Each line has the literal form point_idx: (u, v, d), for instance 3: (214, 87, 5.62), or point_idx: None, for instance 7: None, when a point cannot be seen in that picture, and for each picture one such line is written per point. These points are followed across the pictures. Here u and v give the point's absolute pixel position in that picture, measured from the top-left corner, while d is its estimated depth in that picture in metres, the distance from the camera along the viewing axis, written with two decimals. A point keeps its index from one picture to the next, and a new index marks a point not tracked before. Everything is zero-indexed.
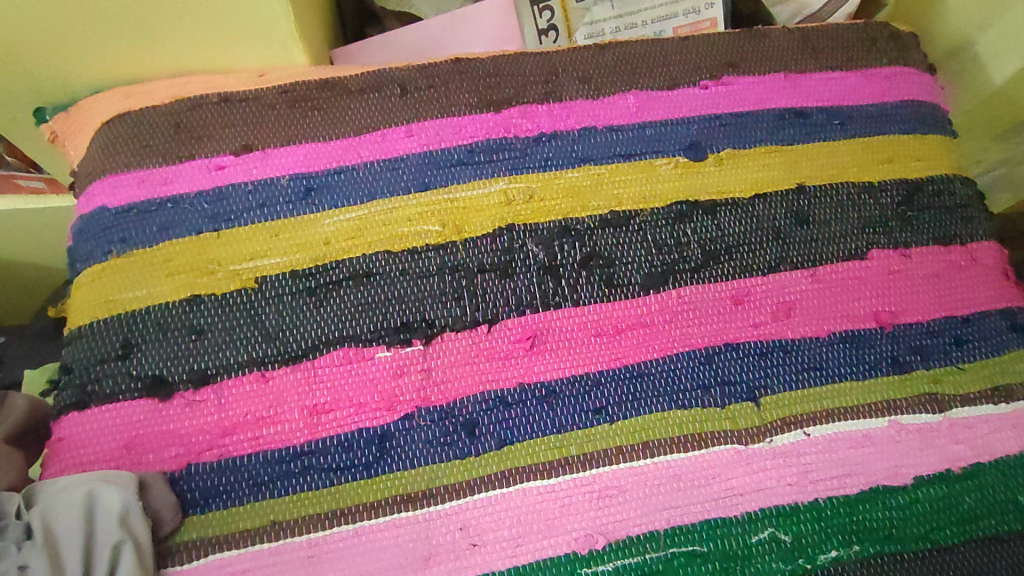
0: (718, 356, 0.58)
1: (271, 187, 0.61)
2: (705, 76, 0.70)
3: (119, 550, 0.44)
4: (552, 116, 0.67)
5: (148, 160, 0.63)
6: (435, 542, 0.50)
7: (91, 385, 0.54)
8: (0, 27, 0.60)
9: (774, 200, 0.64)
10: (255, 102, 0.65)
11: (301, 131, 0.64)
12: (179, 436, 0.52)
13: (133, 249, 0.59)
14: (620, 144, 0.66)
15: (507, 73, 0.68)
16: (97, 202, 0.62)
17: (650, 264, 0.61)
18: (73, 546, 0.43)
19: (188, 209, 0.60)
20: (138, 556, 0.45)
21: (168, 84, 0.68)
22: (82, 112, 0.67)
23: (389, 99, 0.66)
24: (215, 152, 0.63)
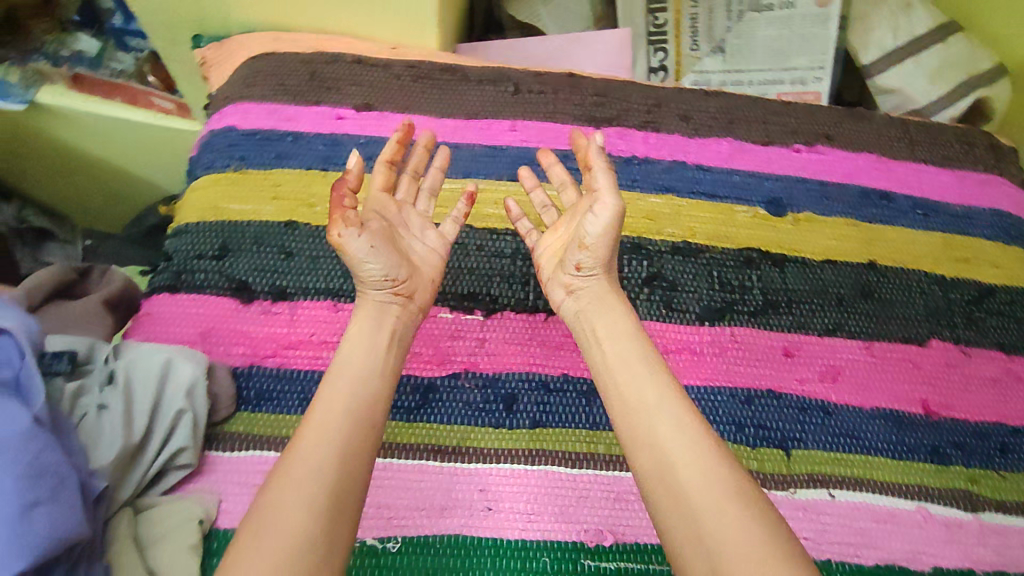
0: (759, 399, 0.59)
1: (381, 145, 0.67)
2: (800, 141, 0.72)
3: (180, 417, 0.49)
4: (646, 143, 0.70)
5: (280, 97, 0.70)
6: (454, 496, 0.52)
7: (184, 274, 0.59)
8: None
9: (844, 269, 0.66)
10: (384, 70, 0.72)
11: (418, 102, 0.70)
12: (250, 338, 0.56)
13: (249, 168, 0.65)
14: (704, 184, 0.69)
15: (614, 96, 0.73)
16: (228, 122, 0.69)
17: (711, 299, 0.62)
18: (145, 401, 0.47)
19: (306, 145, 0.67)
20: (194, 427, 0.49)
21: (312, 39, 0.75)
22: (232, 45, 0.77)
23: (502, 94, 0.72)
24: (338, 104, 0.70)
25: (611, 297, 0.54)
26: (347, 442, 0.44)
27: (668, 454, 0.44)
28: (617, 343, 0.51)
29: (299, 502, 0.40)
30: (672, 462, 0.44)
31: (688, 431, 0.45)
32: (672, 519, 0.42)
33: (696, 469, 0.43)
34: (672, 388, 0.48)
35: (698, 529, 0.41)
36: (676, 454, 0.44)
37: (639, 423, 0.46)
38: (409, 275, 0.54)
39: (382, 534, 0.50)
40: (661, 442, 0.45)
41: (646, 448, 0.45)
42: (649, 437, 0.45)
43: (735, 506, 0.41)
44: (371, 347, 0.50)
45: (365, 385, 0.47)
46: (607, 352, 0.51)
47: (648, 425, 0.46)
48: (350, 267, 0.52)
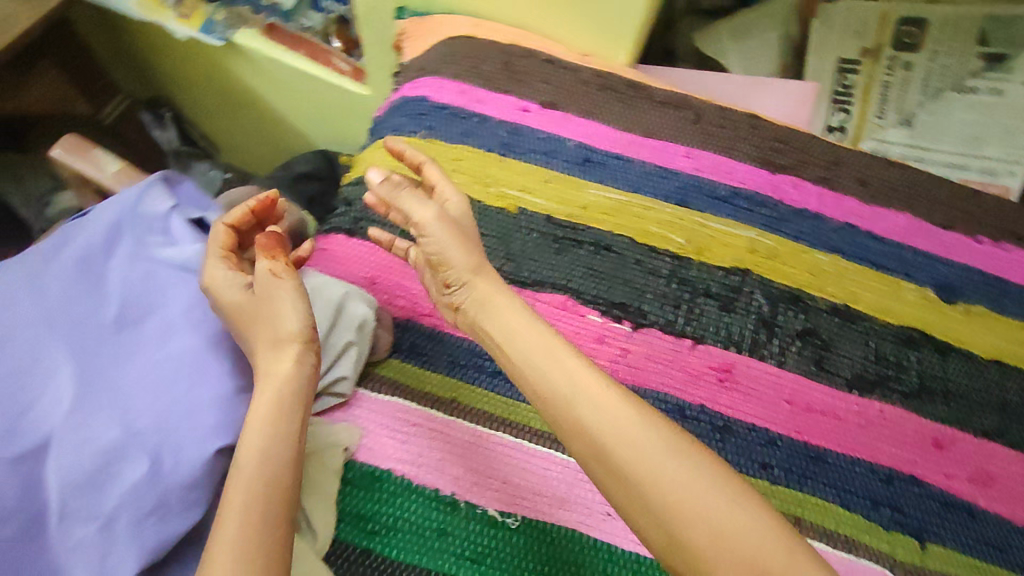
0: (899, 482, 0.55)
1: (559, 144, 0.70)
2: (982, 232, 0.69)
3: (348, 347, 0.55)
4: (820, 199, 0.69)
5: (472, 79, 0.74)
6: (577, 493, 0.52)
7: (362, 222, 0.65)
8: None
9: (1015, 375, 0.62)
10: (574, 74, 0.74)
11: (601, 111, 0.72)
12: (412, 295, 0.62)
13: (435, 137, 0.69)
14: (874, 253, 0.67)
15: (794, 146, 0.73)
16: (422, 92, 0.73)
17: (863, 369, 0.60)
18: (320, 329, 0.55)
19: (489, 129, 0.70)
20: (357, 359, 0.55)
21: (510, 31, 0.79)
22: (434, 23, 0.81)
23: (683, 121, 0.73)
24: (526, 97, 0.72)
25: (497, 297, 0.49)
26: (255, 454, 0.41)
27: (631, 454, 0.39)
28: (516, 330, 0.47)
29: (242, 506, 0.39)
30: (643, 477, 0.38)
31: (614, 415, 0.41)
32: (652, 531, 0.38)
33: (656, 472, 0.38)
34: (601, 385, 0.42)
35: (679, 540, 0.37)
36: (620, 459, 0.39)
37: (591, 437, 0.41)
38: (284, 310, 0.47)
39: (502, 509, 0.52)
40: (618, 455, 0.39)
41: (608, 476, 0.40)
42: (607, 464, 0.40)
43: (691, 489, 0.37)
44: (273, 382, 0.44)
45: (269, 390, 0.44)
46: (531, 371, 0.45)
47: (605, 451, 0.40)
48: (270, 320, 0.47)
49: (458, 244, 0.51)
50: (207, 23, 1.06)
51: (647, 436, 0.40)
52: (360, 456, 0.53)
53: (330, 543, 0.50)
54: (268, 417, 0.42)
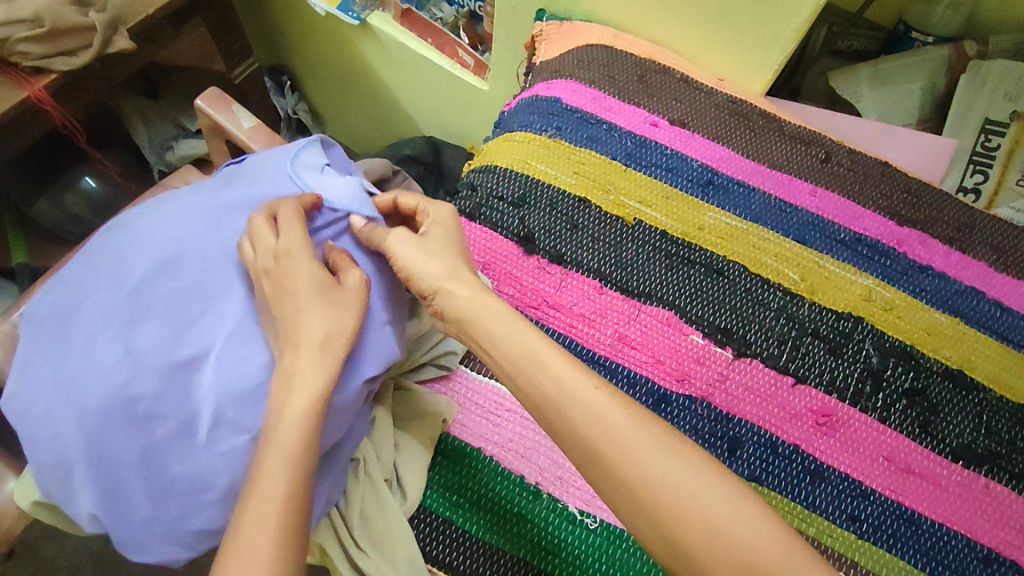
0: (997, 565, 0.53)
1: (683, 162, 0.70)
2: None
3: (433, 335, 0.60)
4: (947, 259, 0.67)
5: (605, 87, 0.75)
6: None
7: (483, 208, 0.67)
8: None
9: None
10: (707, 97, 0.75)
11: (728, 137, 0.73)
12: (522, 285, 0.63)
13: (562, 138, 0.71)
14: (999, 323, 0.64)
15: (925, 200, 0.70)
16: (555, 93, 0.75)
17: (973, 441, 0.57)
18: None
19: (616, 138, 0.71)
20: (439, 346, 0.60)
21: (646, 46, 0.80)
22: (572, 29, 0.84)
23: (810, 158, 0.72)
24: (656, 112, 0.73)
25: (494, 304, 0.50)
26: (302, 430, 0.43)
27: (634, 465, 0.40)
28: (543, 359, 0.46)
29: (282, 470, 0.42)
30: (669, 514, 0.39)
31: (642, 448, 0.41)
32: (646, 528, 0.40)
33: (688, 502, 0.39)
34: (629, 415, 0.42)
35: (683, 553, 0.39)
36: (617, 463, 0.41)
37: (611, 467, 0.41)
38: (322, 309, 0.48)
39: (583, 507, 0.52)
40: (647, 488, 0.40)
41: (629, 507, 0.40)
42: (631, 495, 0.40)
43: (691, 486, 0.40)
44: (312, 374, 0.45)
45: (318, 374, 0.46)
46: (556, 394, 0.44)
47: (632, 486, 0.40)
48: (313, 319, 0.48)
49: (428, 252, 0.53)
50: (346, 3, 1.11)
51: (673, 467, 0.40)
52: (454, 429, 0.56)
53: (417, 505, 0.52)
54: (307, 399, 0.44)
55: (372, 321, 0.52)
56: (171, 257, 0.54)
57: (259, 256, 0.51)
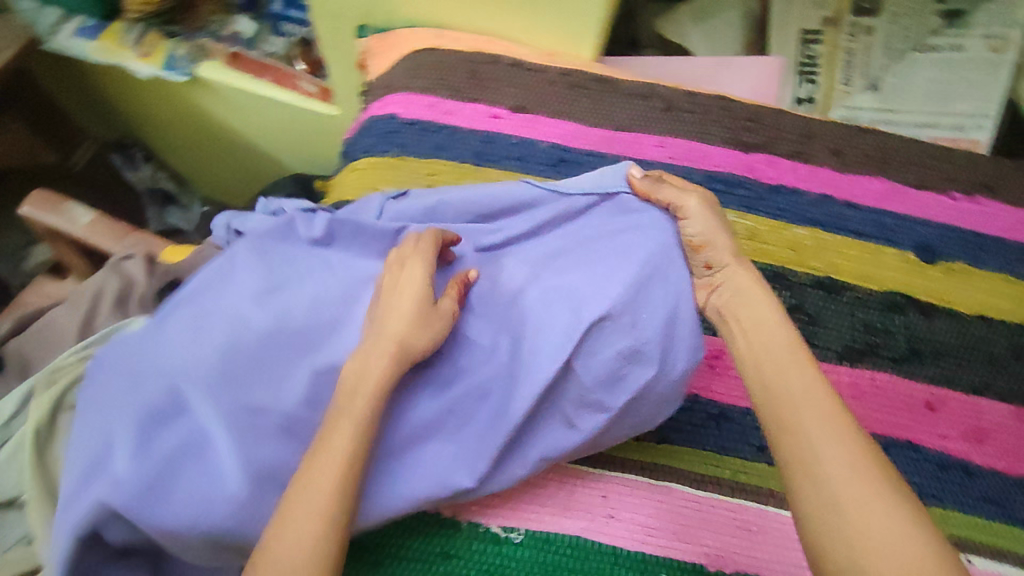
0: (895, 449, 0.57)
1: (531, 147, 0.69)
2: (957, 189, 0.70)
3: None
4: (796, 173, 0.69)
5: (439, 91, 0.73)
6: (578, 498, 0.54)
7: None
8: None
9: (996, 327, 0.63)
10: (540, 75, 0.74)
11: (569, 110, 0.72)
12: None
13: (407, 155, 0.69)
14: (853, 221, 0.67)
15: (765, 122, 0.72)
16: (390, 109, 0.73)
17: (852, 339, 0.61)
18: None
19: (459, 140, 0.69)
20: None
21: (472, 38, 0.78)
22: (395, 38, 0.80)
23: (653, 110, 0.72)
24: (495, 103, 0.72)
25: (752, 287, 0.48)
26: (348, 440, 0.41)
27: (815, 451, 0.38)
28: (781, 381, 0.42)
29: (329, 484, 0.39)
30: (841, 497, 0.36)
31: (839, 449, 0.37)
32: (807, 501, 0.37)
33: (862, 501, 0.35)
34: (823, 425, 0.39)
35: (838, 535, 0.35)
36: (818, 447, 0.38)
37: (799, 444, 0.39)
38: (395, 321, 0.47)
39: (506, 524, 0.53)
40: (829, 474, 0.37)
41: (803, 484, 0.37)
42: (811, 480, 0.37)
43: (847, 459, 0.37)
44: (378, 361, 0.45)
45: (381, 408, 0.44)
46: (773, 399, 0.42)
47: (809, 465, 0.38)
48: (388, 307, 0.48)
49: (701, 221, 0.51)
50: (170, 59, 1.03)
51: (862, 483, 0.36)
52: None
53: None
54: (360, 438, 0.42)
55: (504, 303, 0.52)
56: (350, 301, 0.52)
57: (393, 258, 0.51)
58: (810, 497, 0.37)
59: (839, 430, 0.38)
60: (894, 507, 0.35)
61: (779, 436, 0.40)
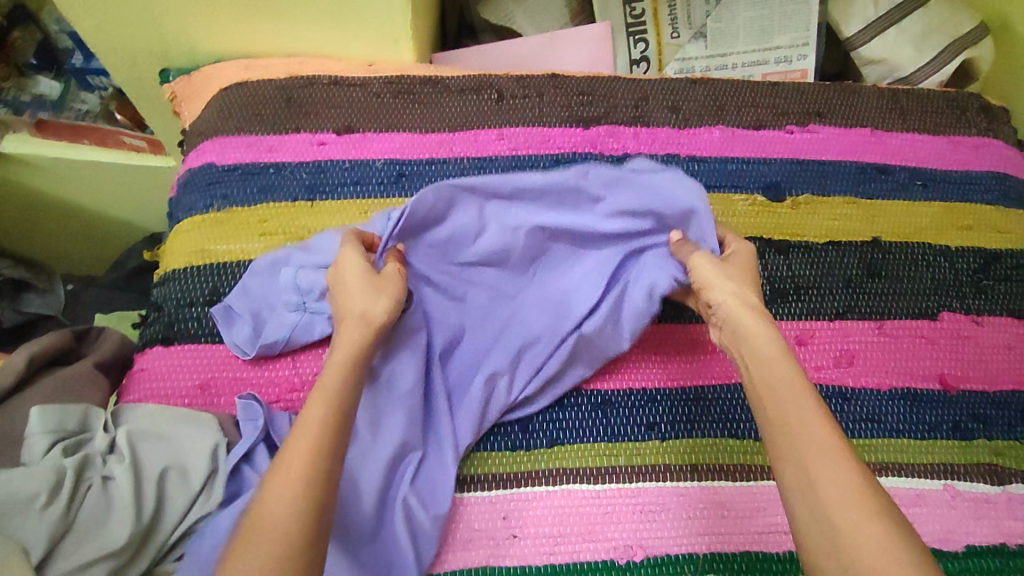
0: None
1: (366, 168, 0.65)
2: (791, 122, 0.71)
3: (165, 477, 0.47)
4: (638, 139, 0.69)
5: (256, 128, 0.66)
6: (476, 527, 0.52)
7: (178, 323, 0.57)
8: (144, 4, 0.64)
9: (847, 250, 0.65)
10: (361, 89, 0.68)
11: (400, 120, 0.68)
12: (252, 384, 0.55)
13: (234, 206, 0.63)
14: (700, 175, 0.67)
15: (599, 93, 0.71)
16: (206, 158, 0.65)
17: None
18: (124, 485, 0.45)
19: (288, 177, 0.64)
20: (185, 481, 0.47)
21: (283, 63, 0.71)
22: (204, 78, 0.72)
23: (486, 103, 0.69)
24: (318, 129, 0.66)
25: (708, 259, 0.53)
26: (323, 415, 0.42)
27: (797, 438, 0.40)
28: (754, 353, 0.45)
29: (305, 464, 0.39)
30: (808, 458, 0.39)
31: (805, 412, 0.41)
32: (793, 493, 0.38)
33: (824, 452, 0.39)
34: (797, 392, 0.42)
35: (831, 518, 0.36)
36: (797, 436, 0.40)
37: (784, 427, 0.40)
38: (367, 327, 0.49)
39: None
40: (814, 468, 0.38)
41: (785, 447, 0.40)
42: (791, 443, 0.40)
43: (834, 455, 0.38)
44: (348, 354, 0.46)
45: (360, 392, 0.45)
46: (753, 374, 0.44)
47: (784, 429, 0.40)
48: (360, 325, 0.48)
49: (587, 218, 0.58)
50: None
51: (825, 441, 0.39)
52: None
53: None
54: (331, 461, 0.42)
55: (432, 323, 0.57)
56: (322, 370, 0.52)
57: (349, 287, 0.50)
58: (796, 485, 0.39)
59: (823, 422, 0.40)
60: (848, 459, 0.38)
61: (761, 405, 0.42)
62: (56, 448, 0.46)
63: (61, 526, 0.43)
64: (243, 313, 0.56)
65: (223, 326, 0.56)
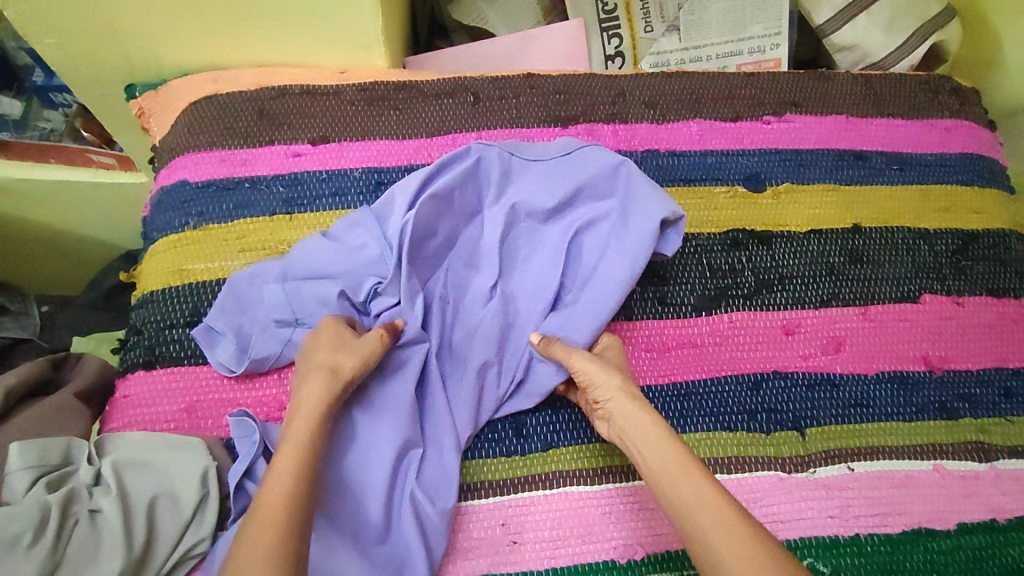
0: (766, 383, 0.59)
1: (344, 178, 0.64)
2: (768, 112, 0.71)
3: (154, 506, 0.46)
4: (616, 136, 0.69)
5: (229, 141, 0.65)
6: (476, 535, 0.51)
7: (159, 347, 0.56)
8: (104, 19, 0.62)
9: (829, 237, 0.65)
10: (335, 97, 0.67)
11: (376, 127, 0.66)
12: (239, 404, 0.54)
13: (211, 223, 0.61)
14: (680, 169, 0.67)
15: (576, 91, 0.70)
16: (179, 176, 0.64)
17: (704, 287, 0.62)
18: (112, 517, 0.44)
19: (264, 190, 0.63)
20: (176, 508, 0.46)
21: (254, 73, 0.70)
22: (172, 92, 0.70)
23: (462, 106, 0.68)
24: (293, 140, 0.65)
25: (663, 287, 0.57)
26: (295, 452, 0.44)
27: (691, 514, 0.42)
28: (642, 441, 0.47)
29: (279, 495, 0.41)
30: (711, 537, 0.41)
31: (699, 492, 0.43)
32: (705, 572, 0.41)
33: (722, 527, 0.41)
34: (685, 474, 0.44)
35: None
36: (686, 511, 0.43)
37: (677, 509, 0.43)
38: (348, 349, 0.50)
39: None
40: (710, 542, 0.41)
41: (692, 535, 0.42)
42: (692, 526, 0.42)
43: (719, 519, 0.41)
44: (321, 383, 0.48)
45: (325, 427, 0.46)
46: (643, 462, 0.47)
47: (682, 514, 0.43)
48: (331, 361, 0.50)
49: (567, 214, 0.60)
50: None
51: (721, 512, 0.42)
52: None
53: None
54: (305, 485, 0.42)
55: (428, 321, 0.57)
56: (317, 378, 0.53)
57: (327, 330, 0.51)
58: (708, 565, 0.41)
59: (698, 485, 0.43)
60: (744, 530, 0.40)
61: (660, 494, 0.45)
62: (39, 484, 0.45)
63: (49, 564, 0.41)
64: (225, 331, 0.54)
65: (223, 355, 0.54)
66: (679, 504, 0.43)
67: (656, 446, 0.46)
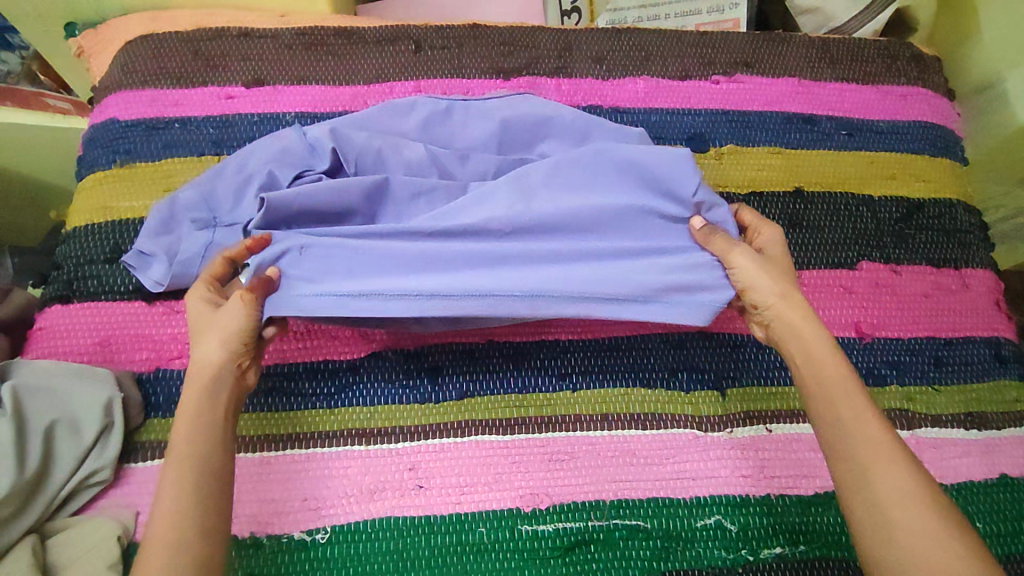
0: (689, 342, 0.58)
1: (275, 122, 0.63)
2: (717, 72, 0.69)
3: (53, 428, 0.47)
4: (559, 91, 0.67)
5: (162, 81, 0.64)
6: (384, 479, 0.51)
7: (77, 281, 0.56)
8: None
9: (769, 200, 0.64)
10: (272, 41, 0.66)
11: (314, 72, 0.65)
12: (152, 341, 0.54)
13: (137, 162, 0.61)
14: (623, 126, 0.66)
15: (523, 44, 0.69)
16: (109, 114, 0.63)
17: None
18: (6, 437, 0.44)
19: (193, 131, 0.62)
20: (74, 432, 0.48)
21: (193, 14, 0.68)
22: (109, 30, 0.68)
23: (402, 55, 0.67)
24: (226, 82, 0.64)
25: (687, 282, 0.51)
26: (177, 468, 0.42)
27: (873, 481, 0.40)
28: (814, 372, 0.46)
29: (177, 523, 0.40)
30: (870, 469, 0.41)
31: (892, 473, 0.40)
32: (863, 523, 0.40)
33: (915, 520, 0.39)
34: (879, 455, 0.41)
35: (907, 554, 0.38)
36: (875, 477, 0.40)
37: (856, 468, 0.41)
38: (212, 336, 0.46)
39: (311, 526, 0.50)
40: (882, 501, 0.40)
41: (865, 509, 0.40)
42: (879, 515, 0.39)
43: (896, 481, 0.40)
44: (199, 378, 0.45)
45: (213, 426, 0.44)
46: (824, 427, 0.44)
47: (869, 489, 0.40)
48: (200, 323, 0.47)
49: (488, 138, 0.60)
50: None
51: (882, 450, 0.41)
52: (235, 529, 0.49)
53: None
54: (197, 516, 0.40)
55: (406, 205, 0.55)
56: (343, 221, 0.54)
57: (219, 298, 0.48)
58: (869, 523, 0.40)
59: (898, 457, 0.41)
60: (939, 529, 0.38)
61: (837, 461, 0.42)
62: None
63: None
64: (156, 251, 0.55)
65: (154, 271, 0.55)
66: (873, 460, 0.41)
67: (843, 403, 0.44)
